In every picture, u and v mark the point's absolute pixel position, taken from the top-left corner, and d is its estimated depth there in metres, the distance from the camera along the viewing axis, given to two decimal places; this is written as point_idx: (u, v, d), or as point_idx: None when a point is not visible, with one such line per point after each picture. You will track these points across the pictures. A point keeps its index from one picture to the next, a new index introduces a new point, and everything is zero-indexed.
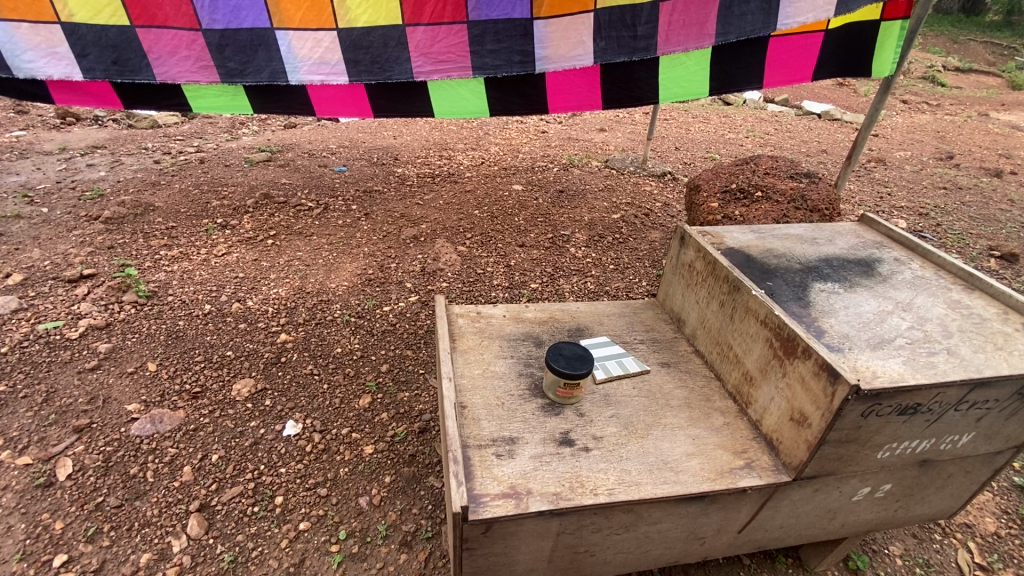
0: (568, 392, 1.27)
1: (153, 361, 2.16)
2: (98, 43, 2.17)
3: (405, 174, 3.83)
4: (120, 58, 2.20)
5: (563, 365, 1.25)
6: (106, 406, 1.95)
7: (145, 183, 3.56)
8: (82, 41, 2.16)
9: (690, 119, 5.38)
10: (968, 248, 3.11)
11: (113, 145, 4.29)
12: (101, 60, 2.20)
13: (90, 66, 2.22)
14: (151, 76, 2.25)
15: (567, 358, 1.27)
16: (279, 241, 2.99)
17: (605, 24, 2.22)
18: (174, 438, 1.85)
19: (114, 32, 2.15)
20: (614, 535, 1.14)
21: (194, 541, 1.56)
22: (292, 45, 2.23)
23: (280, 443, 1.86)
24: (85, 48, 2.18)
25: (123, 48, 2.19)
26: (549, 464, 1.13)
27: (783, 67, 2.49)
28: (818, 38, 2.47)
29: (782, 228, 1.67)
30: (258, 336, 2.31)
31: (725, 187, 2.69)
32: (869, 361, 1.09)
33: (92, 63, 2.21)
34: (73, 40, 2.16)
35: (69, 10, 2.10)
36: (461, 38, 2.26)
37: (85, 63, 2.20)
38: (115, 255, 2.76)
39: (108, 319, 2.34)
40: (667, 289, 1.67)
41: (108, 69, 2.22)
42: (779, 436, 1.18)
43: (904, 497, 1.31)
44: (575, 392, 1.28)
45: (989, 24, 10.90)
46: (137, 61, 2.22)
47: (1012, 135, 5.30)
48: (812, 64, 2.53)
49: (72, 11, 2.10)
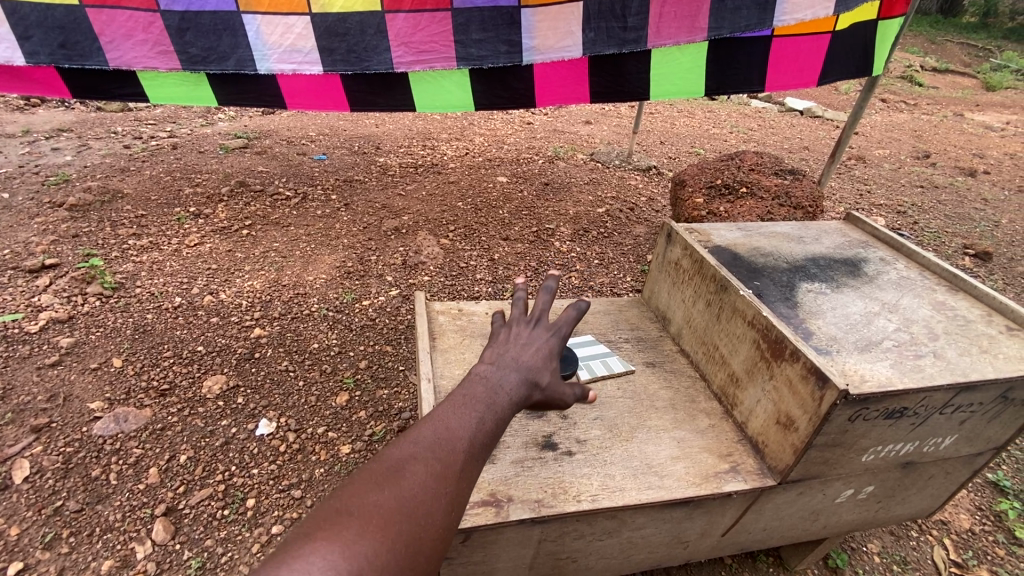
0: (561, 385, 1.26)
1: (119, 356, 2.06)
2: (42, 24, 2.05)
3: (387, 163, 3.73)
4: (68, 41, 2.08)
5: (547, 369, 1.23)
6: (67, 404, 1.85)
7: (114, 169, 3.41)
8: (24, 21, 2.04)
9: (675, 113, 5.37)
10: (944, 246, 3.16)
11: (80, 128, 4.10)
12: (46, 43, 2.08)
13: (34, 50, 2.09)
14: (102, 61, 2.14)
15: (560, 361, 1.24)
16: (255, 231, 2.89)
17: (595, 15, 2.16)
18: (140, 438, 1.77)
19: (62, 11, 2.03)
20: (598, 541, 1.11)
21: (160, 547, 1.49)
22: (260, 30, 2.14)
23: (253, 442, 1.79)
24: (29, 29, 2.05)
25: (71, 29, 2.07)
26: (531, 469, 1.09)
27: (790, 70, 2.47)
28: (826, 39, 2.41)
29: (769, 226, 1.65)
30: (232, 330, 2.23)
31: (710, 183, 2.67)
32: (857, 364, 1.07)
33: (36, 46, 2.09)
34: (15, 19, 2.03)
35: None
36: (445, 27, 2.19)
37: (28, 46, 2.08)
38: (79, 244, 2.63)
39: (72, 312, 2.23)
40: (653, 287, 1.64)
41: (54, 53, 2.10)
42: (765, 439, 1.16)
43: (885, 499, 1.31)
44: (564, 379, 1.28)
45: (966, 25, 11.13)
46: (85, 44, 2.10)
47: (985, 134, 5.41)
48: (822, 67, 2.48)
49: None
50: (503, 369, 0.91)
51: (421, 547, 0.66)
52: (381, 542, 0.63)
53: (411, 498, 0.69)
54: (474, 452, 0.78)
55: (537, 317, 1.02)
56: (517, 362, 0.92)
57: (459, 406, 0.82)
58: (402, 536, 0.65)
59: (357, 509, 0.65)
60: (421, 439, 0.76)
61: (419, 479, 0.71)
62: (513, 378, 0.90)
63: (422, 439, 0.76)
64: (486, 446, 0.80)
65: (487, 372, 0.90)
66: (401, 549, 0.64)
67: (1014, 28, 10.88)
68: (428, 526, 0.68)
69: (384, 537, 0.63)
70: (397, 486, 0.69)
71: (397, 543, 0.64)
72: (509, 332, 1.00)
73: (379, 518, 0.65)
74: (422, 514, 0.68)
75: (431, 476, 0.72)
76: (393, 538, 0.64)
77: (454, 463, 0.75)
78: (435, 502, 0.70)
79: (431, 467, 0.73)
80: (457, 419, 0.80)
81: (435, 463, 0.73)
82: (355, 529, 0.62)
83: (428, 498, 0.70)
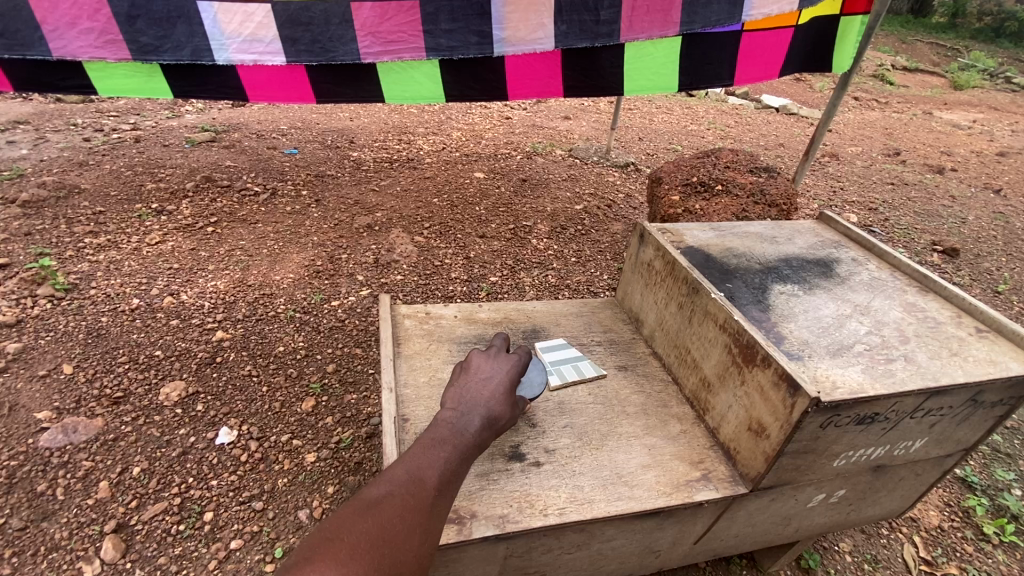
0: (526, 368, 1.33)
1: (70, 362, 1.95)
2: None
3: (361, 158, 3.63)
4: (7, 29, 1.96)
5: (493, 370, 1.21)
6: (12, 415, 1.75)
7: (71, 162, 3.25)
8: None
9: (654, 109, 5.36)
10: (913, 243, 3.21)
11: (37, 120, 3.91)
12: None
13: None
14: (45, 50, 2.01)
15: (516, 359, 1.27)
16: (221, 228, 2.78)
17: (567, 7, 2.12)
18: (90, 450, 1.68)
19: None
20: (567, 554, 1.08)
21: (109, 566, 1.42)
22: (217, 18, 2.04)
23: (213, 452, 1.71)
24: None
25: (10, 17, 1.94)
26: (497, 482, 1.05)
27: (757, 63, 2.46)
28: (789, 33, 2.41)
29: (742, 226, 1.62)
30: (192, 334, 2.13)
31: (686, 180, 2.65)
32: (829, 370, 1.05)
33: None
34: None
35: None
36: (412, 16, 2.12)
37: None
38: (31, 243, 2.50)
39: (20, 316, 2.11)
40: (627, 288, 1.60)
41: None
42: (736, 445, 1.13)
43: (857, 501, 1.30)
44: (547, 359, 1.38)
45: (935, 26, 11.39)
46: (26, 33, 1.97)
47: (953, 133, 5.53)
48: (783, 58, 2.48)
49: None
50: (468, 412, 0.93)
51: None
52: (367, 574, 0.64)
53: (393, 533, 0.70)
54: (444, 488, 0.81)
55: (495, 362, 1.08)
56: (483, 406, 0.96)
57: (428, 447, 0.85)
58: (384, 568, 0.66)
59: (342, 544, 0.66)
60: (395, 478, 0.78)
61: (397, 514, 0.72)
62: (478, 420, 0.93)
63: (396, 477, 0.78)
64: (454, 485, 0.83)
65: (451, 416, 0.92)
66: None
67: (979, 29, 11.19)
68: (405, 560, 0.69)
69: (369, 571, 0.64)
70: (377, 522, 0.70)
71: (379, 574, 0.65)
72: (468, 375, 1.04)
73: (362, 552, 0.66)
74: (401, 543, 0.70)
75: (408, 511, 0.74)
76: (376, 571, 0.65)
77: (427, 497, 0.78)
78: (411, 535, 0.72)
79: (405, 503, 0.75)
80: (427, 458, 0.83)
81: (408, 499, 0.76)
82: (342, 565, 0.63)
83: (407, 531, 0.72)
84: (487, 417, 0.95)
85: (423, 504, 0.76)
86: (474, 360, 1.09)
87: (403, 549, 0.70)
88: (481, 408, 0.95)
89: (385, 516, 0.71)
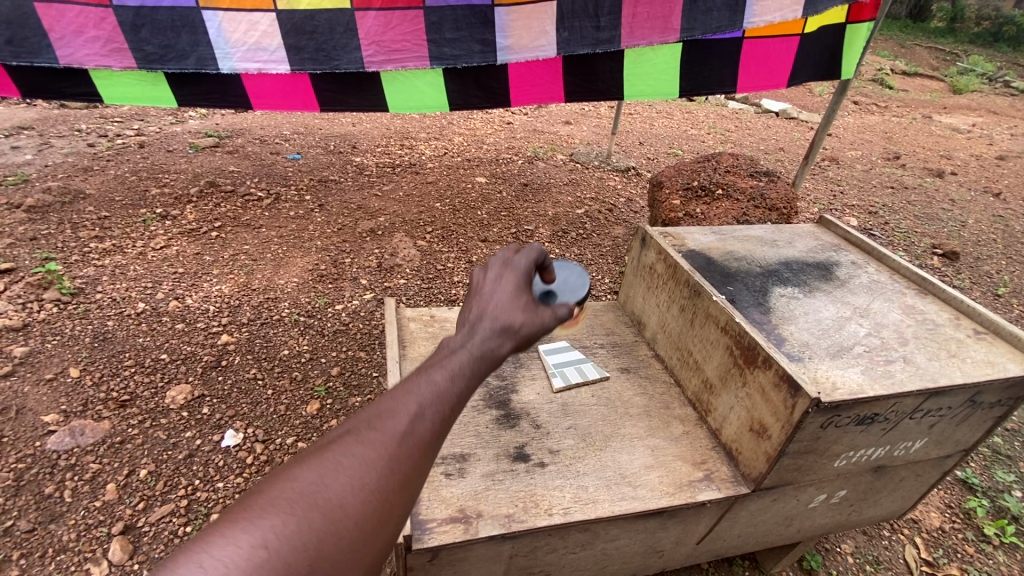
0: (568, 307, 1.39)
1: (77, 366, 1.97)
2: None
3: (364, 163, 3.66)
4: (15, 37, 1.99)
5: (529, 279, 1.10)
6: (20, 418, 1.77)
7: (76, 168, 3.28)
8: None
9: (654, 114, 5.40)
10: (913, 246, 3.23)
11: (42, 126, 3.94)
12: None
13: None
14: (53, 58, 2.04)
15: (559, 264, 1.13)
16: (225, 232, 2.81)
17: (569, 14, 2.15)
18: (97, 452, 1.69)
19: (6, 5, 1.93)
20: (571, 554, 1.09)
21: (117, 567, 1.43)
22: (222, 28, 2.08)
23: (218, 455, 1.73)
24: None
25: (18, 25, 1.97)
26: (502, 482, 1.07)
27: (761, 71, 2.48)
28: (796, 41, 2.41)
29: (743, 229, 1.64)
30: (198, 337, 2.15)
31: (687, 184, 2.67)
32: (829, 371, 1.06)
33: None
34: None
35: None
36: (416, 26, 2.15)
37: None
38: (37, 247, 2.52)
39: (26, 320, 2.13)
40: (628, 291, 1.62)
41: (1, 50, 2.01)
42: (738, 446, 1.14)
43: (858, 502, 1.31)
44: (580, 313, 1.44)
45: (934, 30, 11.45)
46: (34, 41, 2.01)
47: (952, 136, 5.56)
48: (790, 68, 2.49)
49: None
50: (470, 329, 0.75)
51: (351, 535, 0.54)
52: (293, 533, 0.51)
53: (343, 481, 0.56)
54: (432, 422, 0.63)
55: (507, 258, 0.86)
56: (477, 325, 0.75)
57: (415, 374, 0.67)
58: (325, 526, 0.53)
59: (270, 494, 0.53)
60: (365, 412, 0.63)
61: (354, 459, 0.57)
62: (485, 328, 0.75)
63: (366, 411, 0.63)
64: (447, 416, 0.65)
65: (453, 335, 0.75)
66: (319, 542, 0.52)
67: (977, 33, 11.26)
68: (347, 514, 0.54)
69: (286, 528, 0.51)
70: (321, 469, 0.56)
71: (316, 533, 0.52)
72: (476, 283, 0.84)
73: (295, 506, 0.53)
74: (344, 492, 0.55)
75: (369, 456, 0.58)
76: (311, 530, 0.52)
77: (400, 435, 0.61)
78: (361, 483, 0.56)
79: (360, 442, 0.59)
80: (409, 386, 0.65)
81: (367, 437, 0.59)
82: (262, 522, 0.51)
83: (364, 478, 0.57)
84: (498, 331, 0.75)
85: (395, 447, 0.59)
86: (476, 273, 0.87)
87: (359, 500, 0.56)
88: (472, 328, 0.75)
89: (335, 461, 0.57)
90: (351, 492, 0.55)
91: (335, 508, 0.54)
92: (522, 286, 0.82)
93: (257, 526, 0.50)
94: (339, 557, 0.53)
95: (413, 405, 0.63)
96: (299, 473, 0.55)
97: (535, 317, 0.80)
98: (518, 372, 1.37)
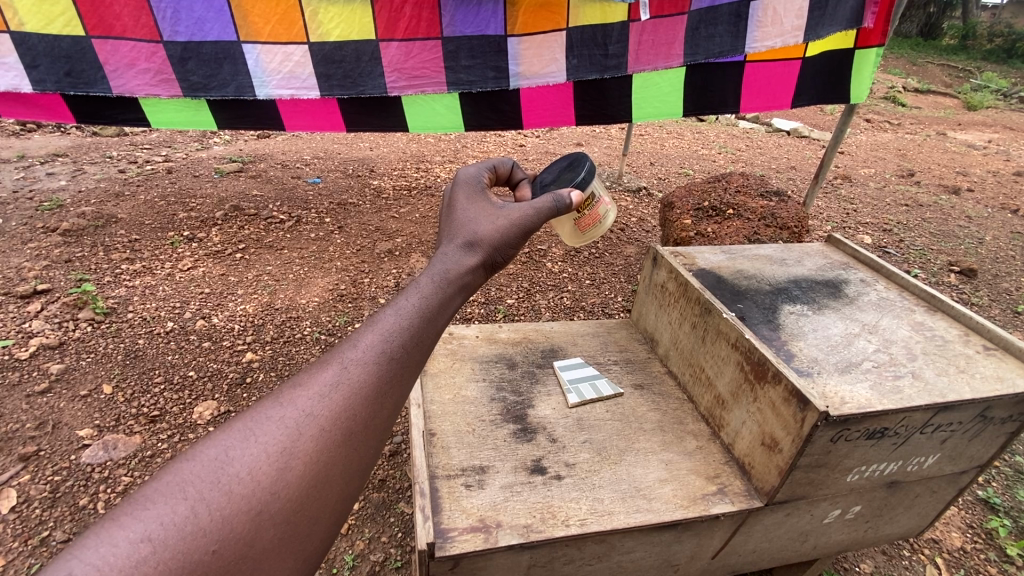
0: (588, 224, 1.36)
1: (109, 382, 2.06)
2: (49, 54, 2.17)
3: (381, 186, 3.77)
4: (73, 70, 2.20)
5: (550, 180, 1.24)
6: (56, 432, 1.86)
7: (109, 194, 3.43)
8: (32, 51, 2.15)
9: (665, 135, 5.47)
10: (929, 264, 3.22)
11: (76, 153, 4.13)
12: (52, 72, 2.19)
13: (40, 78, 2.20)
14: (106, 88, 2.26)
15: (583, 163, 1.26)
16: (249, 254, 2.91)
17: (578, 42, 2.28)
18: (129, 465, 1.77)
19: (68, 41, 2.15)
20: (587, 566, 1.12)
21: None
22: (259, 59, 2.27)
23: None
24: (36, 58, 2.17)
25: (77, 59, 2.19)
26: (520, 494, 1.10)
27: (763, 93, 2.54)
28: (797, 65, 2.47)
29: (753, 249, 1.68)
30: (223, 355, 2.23)
31: (698, 205, 2.71)
32: (838, 386, 1.09)
33: (42, 74, 2.20)
34: (22, 49, 2.14)
35: (19, 18, 2.09)
36: (435, 54, 2.31)
37: (35, 74, 2.19)
38: (72, 269, 2.64)
39: (62, 338, 2.23)
40: (641, 309, 1.66)
41: (59, 81, 2.22)
42: (751, 459, 1.17)
43: (873, 518, 1.32)
44: (593, 235, 1.39)
45: (945, 48, 11.45)
46: (91, 73, 2.22)
47: (967, 153, 5.54)
48: (793, 91, 2.53)
49: (22, 19, 2.09)
50: (443, 248, 0.87)
51: (263, 512, 0.55)
52: (186, 518, 0.52)
53: (247, 457, 0.57)
54: (349, 387, 0.65)
55: (468, 193, 0.99)
56: (441, 250, 0.87)
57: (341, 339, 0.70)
58: (226, 505, 0.54)
59: (167, 480, 0.55)
60: (278, 390, 0.65)
61: (260, 434, 0.59)
62: (455, 244, 0.87)
63: (280, 391, 0.65)
64: (370, 372, 0.66)
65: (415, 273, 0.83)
66: (222, 524, 0.53)
67: (990, 50, 11.20)
68: (255, 483, 0.56)
69: (183, 501, 0.53)
70: (222, 448, 0.57)
71: (215, 515, 0.53)
72: (445, 211, 0.97)
73: (190, 489, 0.54)
74: (253, 460, 0.57)
75: (277, 427, 0.60)
76: (209, 512, 0.53)
77: (315, 395, 0.63)
78: (269, 450, 0.58)
79: (273, 413, 0.61)
80: (334, 353, 0.68)
81: (279, 408, 0.62)
82: (148, 510, 0.52)
83: (273, 451, 0.58)
84: (436, 281, 0.78)
85: (307, 415, 0.62)
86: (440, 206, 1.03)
87: (269, 473, 0.57)
88: (446, 242, 0.88)
89: (239, 438, 0.59)
90: (258, 465, 0.57)
91: (238, 486, 0.55)
92: (477, 202, 0.98)
93: (143, 516, 0.51)
94: (252, 537, 0.54)
95: (329, 373, 0.65)
96: (199, 454, 0.57)
97: (500, 214, 0.94)
98: (535, 388, 1.41)
